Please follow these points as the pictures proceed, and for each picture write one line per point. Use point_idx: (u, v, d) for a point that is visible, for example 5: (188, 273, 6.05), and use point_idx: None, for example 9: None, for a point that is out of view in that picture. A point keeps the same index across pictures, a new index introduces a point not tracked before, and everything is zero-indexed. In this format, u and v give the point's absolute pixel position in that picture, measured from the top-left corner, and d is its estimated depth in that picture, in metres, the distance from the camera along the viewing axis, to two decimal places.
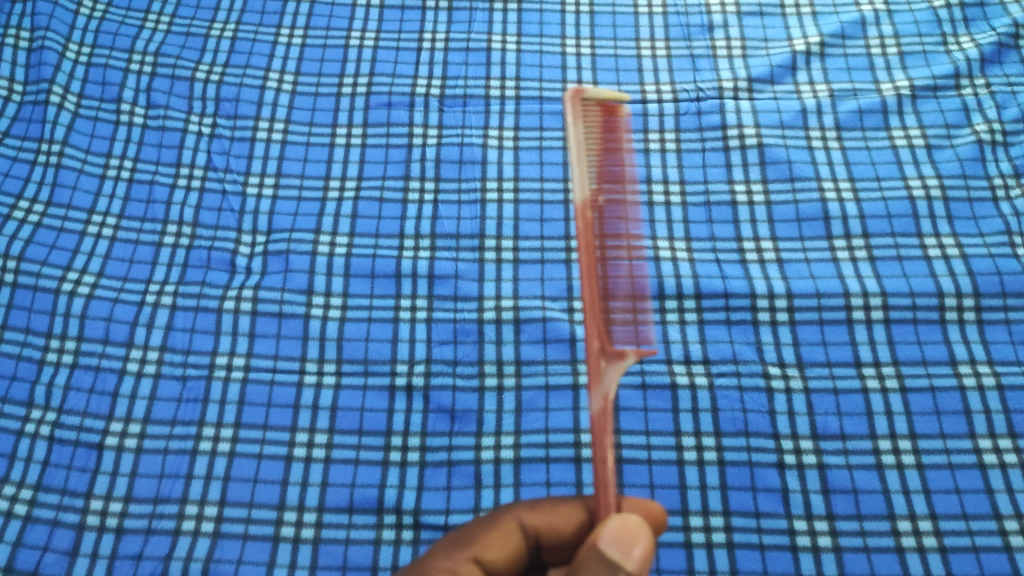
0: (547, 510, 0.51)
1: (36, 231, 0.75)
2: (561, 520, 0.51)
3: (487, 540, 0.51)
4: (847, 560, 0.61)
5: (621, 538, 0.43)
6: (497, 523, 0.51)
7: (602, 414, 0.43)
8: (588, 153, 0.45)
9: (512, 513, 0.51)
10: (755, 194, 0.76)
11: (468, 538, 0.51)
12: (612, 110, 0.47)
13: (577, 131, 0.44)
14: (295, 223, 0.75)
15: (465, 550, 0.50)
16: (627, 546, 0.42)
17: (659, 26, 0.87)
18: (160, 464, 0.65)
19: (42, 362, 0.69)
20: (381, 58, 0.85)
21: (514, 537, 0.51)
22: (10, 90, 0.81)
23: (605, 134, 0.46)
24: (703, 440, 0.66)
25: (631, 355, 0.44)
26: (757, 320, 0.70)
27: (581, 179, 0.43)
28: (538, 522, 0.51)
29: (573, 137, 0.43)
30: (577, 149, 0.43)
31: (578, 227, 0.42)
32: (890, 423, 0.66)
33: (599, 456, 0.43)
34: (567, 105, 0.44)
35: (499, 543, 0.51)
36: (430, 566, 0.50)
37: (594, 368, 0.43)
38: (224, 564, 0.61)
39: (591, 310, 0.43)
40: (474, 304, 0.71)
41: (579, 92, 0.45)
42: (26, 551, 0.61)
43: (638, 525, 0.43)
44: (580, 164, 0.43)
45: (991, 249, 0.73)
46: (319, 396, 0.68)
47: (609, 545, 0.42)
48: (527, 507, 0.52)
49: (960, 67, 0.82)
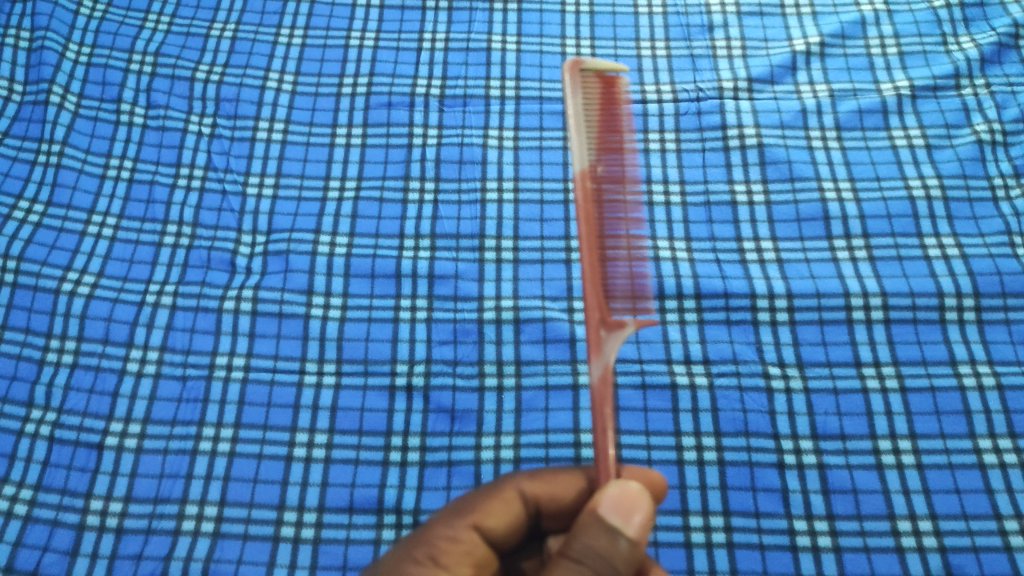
0: (548, 479, 0.52)
1: (36, 231, 0.75)
2: (561, 489, 0.52)
3: (487, 507, 0.51)
4: (847, 560, 0.61)
5: (621, 505, 0.44)
6: (498, 492, 0.52)
7: (602, 382, 0.45)
8: (588, 123, 0.47)
9: (513, 482, 0.52)
10: (755, 194, 0.76)
11: (469, 505, 0.52)
12: (609, 81, 0.49)
13: (575, 102, 0.46)
14: (295, 223, 0.75)
15: (465, 517, 0.51)
16: (628, 513, 0.44)
17: (659, 26, 0.87)
18: (160, 464, 0.65)
19: (42, 362, 0.69)
20: (381, 58, 0.85)
21: (515, 505, 0.52)
22: (10, 90, 0.81)
23: (604, 102, 0.48)
24: (703, 440, 0.66)
25: (630, 323, 0.46)
26: (757, 320, 0.70)
27: (579, 150, 0.45)
28: (539, 490, 0.52)
29: (571, 107, 0.45)
30: (575, 119, 0.45)
31: (577, 195, 0.45)
32: (889, 423, 0.66)
33: (599, 423, 0.45)
34: (565, 77, 0.46)
35: (499, 512, 0.51)
36: (431, 533, 0.51)
37: (593, 337, 0.45)
38: (224, 564, 0.61)
39: (590, 278, 0.44)
40: (474, 304, 0.72)
41: (576, 63, 0.47)
42: (26, 551, 0.61)
43: (638, 494, 0.45)
44: (578, 135, 0.45)
45: (991, 249, 0.73)
46: (319, 396, 0.68)
47: (609, 512, 0.44)
48: (528, 476, 0.52)
49: (960, 67, 0.82)
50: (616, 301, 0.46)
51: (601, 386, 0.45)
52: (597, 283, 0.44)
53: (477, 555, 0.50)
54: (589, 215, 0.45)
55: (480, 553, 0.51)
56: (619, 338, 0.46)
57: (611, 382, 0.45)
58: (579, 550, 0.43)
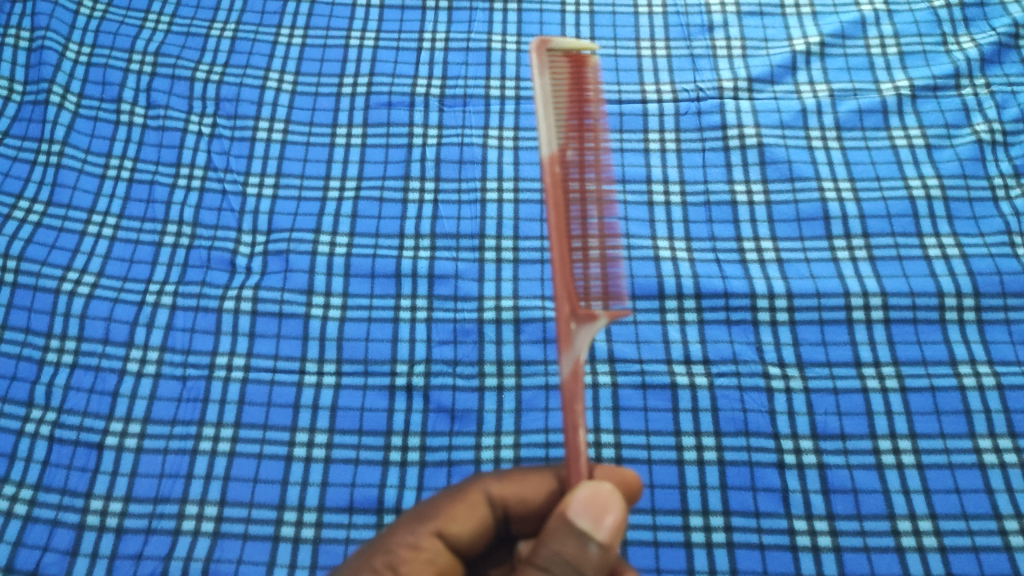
0: (516, 480, 0.52)
1: (36, 231, 0.74)
2: (530, 490, 0.52)
3: (451, 512, 0.51)
4: (847, 560, 0.61)
5: (591, 507, 0.43)
6: (464, 496, 0.52)
7: (573, 378, 0.44)
8: (558, 108, 0.45)
9: (479, 485, 0.52)
10: (755, 194, 0.76)
11: (433, 511, 0.52)
12: (581, 61, 0.47)
13: (543, 86, 0.44)
14: (295, 223, 0.75)
15: (428, 523, 0.51)
16: (598, 516, 0.43)
17: (659, 26, 0.87)
18: (160, 464, 0.65)
19: (42, 362, 0.69)
20: (381, 58, 0.85)
21: (481, 510, 0.52)
22: (10, 90, 0.81)
23: (576, 83, 0.47)
24: (703, 440, 0.66)
25: (602, 316, 0.45)
26: (757, 320, 0.70)
27: (549, 136, 0.44)
28: (506, 492, 0.52)
29: (538, 90, 0.44)
30: (544, 104, 0.44)
31: (545, 184, 0.44)
32: (890, 423, 0.66)
33: (570, 423, 0.44)
34: (533, 58, 0.45)
35: (464, 516, 0.51)
36: (393, 541, 0.51)
37: (564, 331, 0.44)
38: (224, 564, 0.61)
39: (561, 272, 0.44)
40: (474, 304, 0.71)
41: (545, 44, 0.45)
42: (26, 551, 0.61)
43: (609, 494, 0.44)
44: (546, 119, 0.44)
45: (991, 249, 0.73)
46: (319, 396, 0.68)
47: (579, 514, 0.43)
48: (495, 478, 0.52)
49: (960, 67, 0.82)
50: (602, 297, 0.46)
51: (572, 382, 0.44)
52: (569, 276, 0.44)
53: (440, 562, 0.50)
54: (559, 207, 0.44)
55: (444, 560, 0.50)
56: (592, 332, 0.45)
57: (582, 377, 0.44)
58: (546, 557, 0.43)
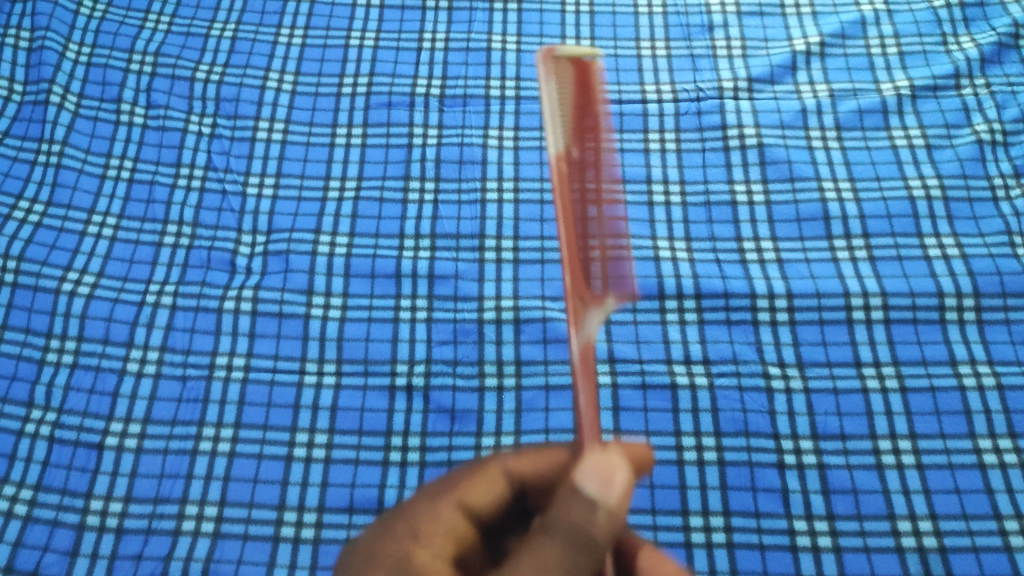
0: (533, 454, 0.52)
1: (36, 231, 0.74)
2: (547, 463, 0.52)
3: (470, 483, 0.51)
4: (847, 560, 0.61)
5: (599, 473, 0.43)
6: (483, 470, 0.52)
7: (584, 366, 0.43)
8: (563, 114, 0.42)
9: (498, 460, 0.53)
10: (755, 194, 0.76)
11: (453, 483, 0.52)
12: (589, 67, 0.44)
13: (548, 95, 0.42)
14: (295, 223, 0.75)
15: (448, 494, 0.51)
16: (606, 481, 0.43)
17: (659, 26, 0.87)
18: (160, 464, 0.65)
19: (42, 362, 0.69)
20: (381, 58, 0.85)
21: (498, 484, 0.52)
22: (10, 90, 0.81)
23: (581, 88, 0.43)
24: (703, 440, 0.66)
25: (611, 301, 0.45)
26: (757, 320, 0.70)
27: (552, 133, 0.41)
28: (523, 466, 0.52)
29: (546, 100, 0.41)
30: (550, 113, 0.41)
31: (553, 191, 0.41)
32: (889, 423, 0.66)
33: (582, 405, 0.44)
34: (539, 65, 0.42)
35: (483, 488, 0.51)
36: (413, 510, 0.50)
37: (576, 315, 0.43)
38: (224, 564, 0.61)
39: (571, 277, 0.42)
40: (474, 304, 0.71)
41: (548, 51, 0.42)
42: (27, 551, 0.61)
43: (618, 461, 0.43)
44: (553, 127, 0.41)
45: (991, 249, 0.73)
46: (319, 396, 0.68)
47: (587, 480, 0.43)
48: (512, 454, 0.53)
49: (960, 67, 0.82)
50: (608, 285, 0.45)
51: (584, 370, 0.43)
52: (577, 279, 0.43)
53: (459, 532, 0.49)
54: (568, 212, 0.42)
55: (462, 531, 0.50)
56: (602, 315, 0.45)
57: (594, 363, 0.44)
58: (556, 521, 0.42)
